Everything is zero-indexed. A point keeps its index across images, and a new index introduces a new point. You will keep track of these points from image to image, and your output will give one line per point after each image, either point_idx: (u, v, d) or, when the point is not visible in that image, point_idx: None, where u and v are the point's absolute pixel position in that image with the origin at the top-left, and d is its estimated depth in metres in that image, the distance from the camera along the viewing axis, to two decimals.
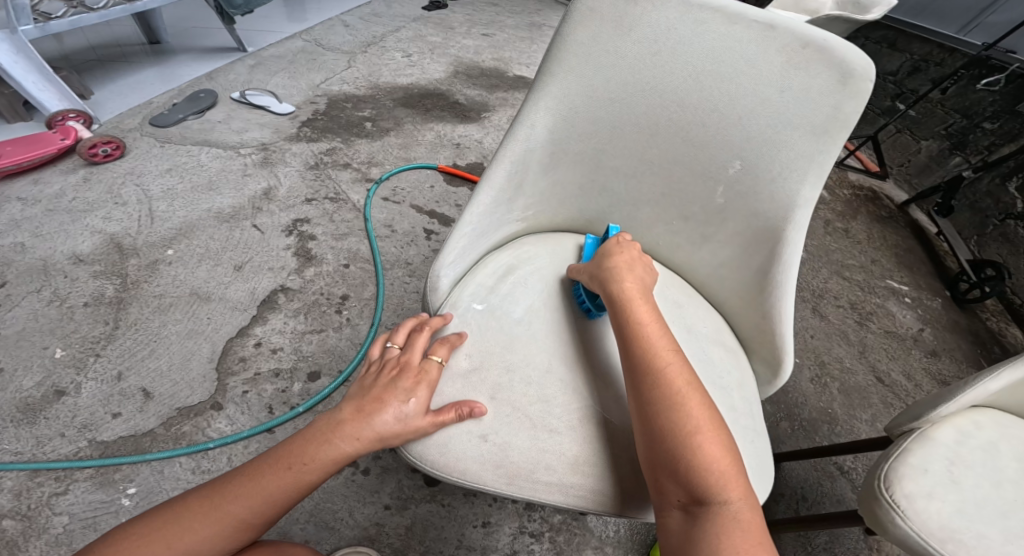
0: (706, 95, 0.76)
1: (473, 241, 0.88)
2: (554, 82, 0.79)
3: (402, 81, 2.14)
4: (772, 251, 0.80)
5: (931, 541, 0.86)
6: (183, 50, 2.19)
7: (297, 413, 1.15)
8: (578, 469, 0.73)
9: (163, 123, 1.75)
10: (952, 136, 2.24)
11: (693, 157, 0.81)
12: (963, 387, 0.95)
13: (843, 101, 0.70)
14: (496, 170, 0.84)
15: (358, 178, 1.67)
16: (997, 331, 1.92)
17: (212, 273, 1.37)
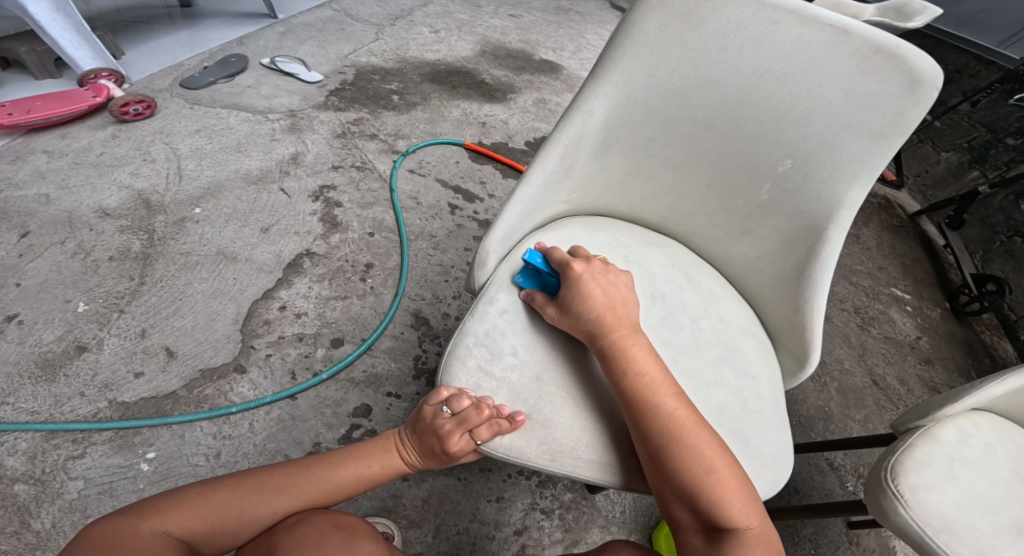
0: (765, 93, 0.76)
1: (519, 222, 0.87)
2: (619, 71, 0.78)
3: (429, 57, 2.13)
4: (811, 250, 0.82)
5: (926, 530, 0.89)
6: (213, 13, 2.18)
7: (322, 380, 1.17)
8: (616, 448, 0.77)
9: (194, 85, 1.75)
10: (973, 150, 2.24)
11: (745, 152, 0.82)
12: (970, 389, 0.98)
13: (906, 108, 0.70)
14: (548, 154, 0.82)
15: (385, 150, 1.67)
16: (989, 344, 1.95)
17: (239, 234, 1.38)
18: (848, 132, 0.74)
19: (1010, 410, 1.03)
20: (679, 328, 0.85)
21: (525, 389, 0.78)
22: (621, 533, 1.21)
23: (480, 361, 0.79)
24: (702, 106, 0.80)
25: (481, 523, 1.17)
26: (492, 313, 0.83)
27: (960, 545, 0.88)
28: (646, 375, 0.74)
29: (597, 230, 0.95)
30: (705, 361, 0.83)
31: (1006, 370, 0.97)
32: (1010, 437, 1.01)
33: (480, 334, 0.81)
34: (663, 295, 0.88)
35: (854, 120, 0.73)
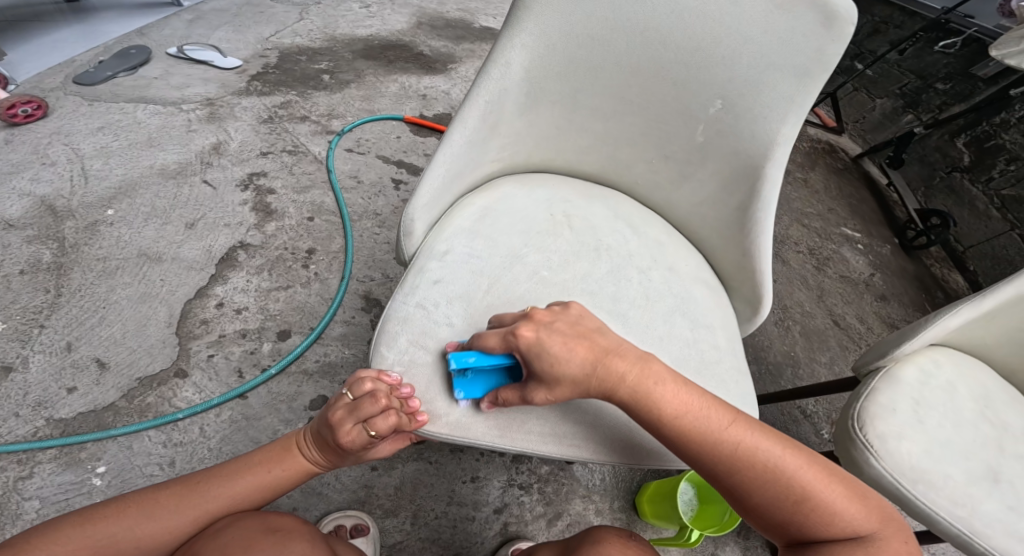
0: (687, 32, 0.70)
1: (448, 185, 0.77)
2: (533, 19, 0.70)
3: (361, 33, 2.02)
4: (751, 189, 0.77)
5: (902, 481, 0.88)
6: (107, 6, 1.98)
7: (270, 375, 1.09)
8: (567, 413, 0.71)
9: (89, 81, 1.59)
10: (906, 96, 2.28)
11: (675, 96, 0.75)
12: (924, 325, 0.98)
13: (825, 43, 0.66)
14: (469, 110, 0.73)
15: (318, 131, 1.57)
16: (940, 277, 2.00)
17: (162, 232, 1.27)
18: (772, 69, 0.69)
19: (965, 343, 1.05)
20: (626, 280, 0.79)
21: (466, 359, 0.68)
22: (604, 501, 1.18)
23: (413, 336, 0.69)
24: (625, 51, 0.73)
25: (459, 505, 1.12)
26: (426, 280, 0.73)
27: (937, 496, 0.87)
28: (679, 408, 0.64)
29: (535, 187, 0.86)
30: (656, 313, 0.77)
31: (957, 302, 0.98)
32: (969, 371, 1.02)
33: (411, 304, 0.71)
34: (610, 248, 0.81)
35: (777, 58, 0.68)
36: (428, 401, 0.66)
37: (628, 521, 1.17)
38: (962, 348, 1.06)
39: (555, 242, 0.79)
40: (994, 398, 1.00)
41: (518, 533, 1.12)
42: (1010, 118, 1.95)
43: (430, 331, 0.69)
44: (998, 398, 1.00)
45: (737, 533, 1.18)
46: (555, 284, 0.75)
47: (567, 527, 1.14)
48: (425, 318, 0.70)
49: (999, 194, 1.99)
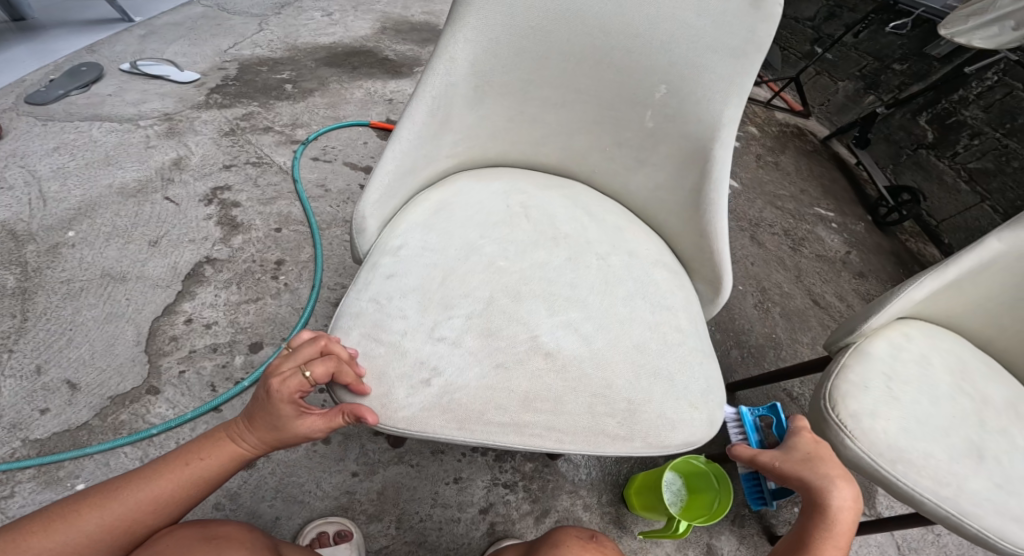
0: (626, 17, 0.70)
1: (399, 181, 0.77)
2: (473, 14, 0.69)
3: (324, 40, 2.01)
4: (703, 170, 0.78)
5: (880, 461, 0.88)
6: (55, 24, 1.94)
7: (244, 388, 1.08)
8: (528, 403, 0.66)
9: (41, 100, 1.56)
10: (866, 78, 2.35)
11: (620, 83, 0.76)
12: (890, 299, 1.00)
13: (757, 24, 0.67)
14: (415, 108, 0.73)
15: (282, 141, 1.56)
16: (916, 252, 2.02)
17: (124, 251, 1.25)
18: (710, 52, 0.70)
19: (934, 314, 1.06)
20: (586, 268, 0.78)
21: (421, 352, 0.66)
22: (591, 495, 1.18)
23: (365, 329, 0.67)
24: (567, 38, 0.72)
25: (444, 507, 1.11)
26: (380, 276, 0.72)
27: (919, 476, 0.87)
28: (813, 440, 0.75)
29: (491, 180, 0.86)
30: (616, 297, 0.76)
31: (920, 275, 0.99)
32: (940, 343, 1.03)
33: (364, 299, 0.70)
34: (567, 236, 0.80)
35: (714, 41, 0.69)
36: (382, 396, 0.64)
37: (617, 515, 1.16)
38: (933, 320, 1.07)
39: (511, 232, 0.78)
40: (967, 369, 1.01)
41: (505, 532, 1.11)
42: (968, 95, 2.01)
43: (384, 325, 0.68)
44: (971, 369, 1.01)
45: (729, 521, 1.18)
46: (513, 273, 0.73)
47: (554, 524, 1.13)
48: (377, 311, 0.69)
49: (965, 167, 2.01)
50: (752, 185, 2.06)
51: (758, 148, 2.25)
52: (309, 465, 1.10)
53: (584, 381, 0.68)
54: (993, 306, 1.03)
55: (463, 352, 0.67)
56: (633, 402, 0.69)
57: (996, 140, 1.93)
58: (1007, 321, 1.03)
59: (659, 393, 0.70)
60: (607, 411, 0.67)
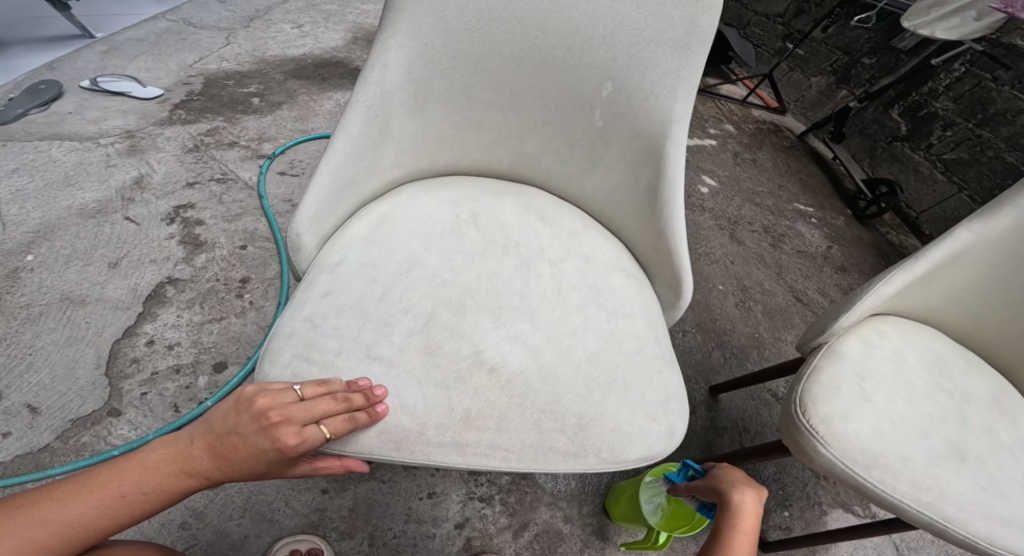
0: (565, 15, 0.70)
1: (338, 194, 0.75)
2: (405, 18, 0.68)
3: (293, 53, 2.01)
4: (656, 167, 0.76)
5: (854, 467, 0.78)
6: (13, 41, 1.92)
7: (206, 407, 1.06)
8: (468, 424, 0.64)
9: None
10: (837, 72, 2.43)
11: (565, 82, 0.75)
12: (859, 295, 0.90)
13: (698, 14, 0.67)
14: (350, 117, 0.71)
15: (248, 156, 1.55)
16: (897, 244, 2.01)
17: (84, 273, 1.24)
18: (653, 46, 0.69)
19: (910, 307, 0.96)
20: (536, 275, 0.74)
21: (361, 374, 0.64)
22: (571, 508, 1.08)
23: (298, 349, 0.65)
24: (506, 39, 0.71)
25: (417, 523, 1.02)
26: (316, 294, 0.70)
27: (897, 482, 0.77)
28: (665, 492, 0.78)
29: (440, 190, 0.83)
30: (569, 306, 0.73)
31: (890, 268, 0.90)
32: (917, 340, 0.93)
33: (298, 319, 0.67)
34: (517, 245, 0.77)
35: (655, 34, 0.69)
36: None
37: (599, 525, 1.07)
38: (910, 315, 0.98)
39: (458, 242, 0.75)
40: (948, 367, 0.91)
41: (483, 548, 1.01)
42: (937, 86, 2.03)
43: (318, 343, 0.65)
44: (952, 366, 0.91)
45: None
46: (456, 284, 0.71)
47: (534, 538, 1.04)
48: (311, 331, 0.66)
49: (941, 158, 2.01)
50: (729, 183, 2.04)
51: (735, 146, 2.24)
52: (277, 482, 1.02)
53: (529, 396, 0.66)
54: (975, 298, 0.93)
55: (398, 373, 0.64)
56: (581, 416, 0.66)
57: (969, 130, 1.93)
58: (991, 314, 0.93)
59: (612, 406, 0.67)
60: (555, 426, 0.65)
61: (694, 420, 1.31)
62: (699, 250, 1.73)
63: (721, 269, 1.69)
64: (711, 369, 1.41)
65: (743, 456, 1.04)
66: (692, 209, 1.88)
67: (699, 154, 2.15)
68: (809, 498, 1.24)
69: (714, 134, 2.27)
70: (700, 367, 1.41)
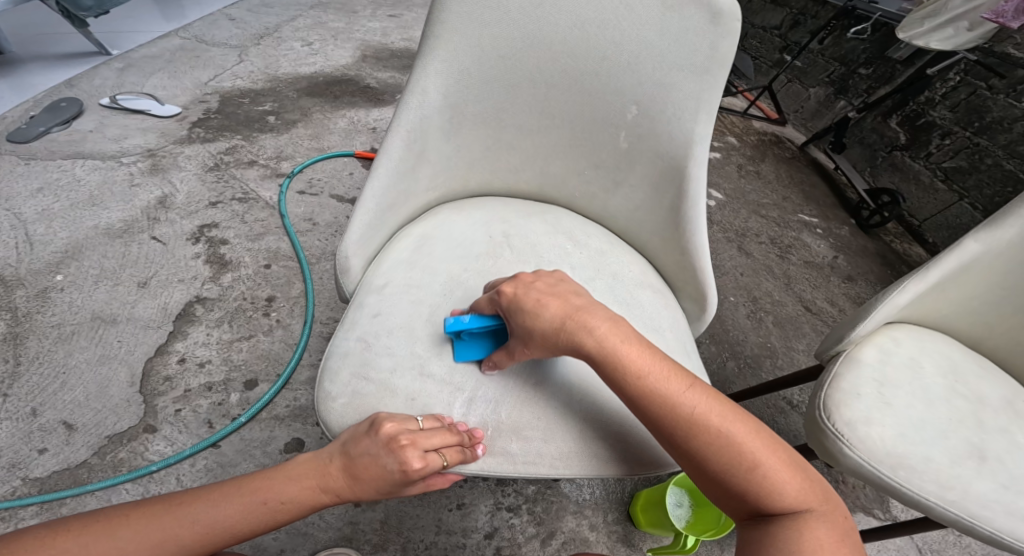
0: (591, 42, 0.72)
1: (381, 216, 0.78)
2: (443, 44, 0.71)
3: (305, 70, 2.05)
4: (679, 190, 0.78)
5: (880, 468, 0.80)
6: (30, 58, 1.95)
7: (241, 423, 1.09)
8: (517, 433, 0.67)
9: (22, 138, 1.58)
10: (834, 83, 2.48)
11: (590, 105, 0.77)
12: (876, 303, 0.93)
13: (718, 39, 0.68)
14: (392, 141, 0.74)
15: (267, 175, 1.59)
16: (902, 251, 2.05)
17: (114, 293, 1.27)
18: (676, 71, 0.71)
19: (924, 314, 0.99)
20: None
21: (411, 391, 0.67)
22: (596, 516, 1.11)
23: (354, 368, 0.69)
24: (536, 64, 0.74)
25: (447, 535, 1.05)
26: (364, 316, 0.73)
27: (923, 481, 0.80)
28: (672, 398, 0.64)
29: (473, 211, 0.86)
30: None
31: (903, 277, 0.93)
32: (931, 345, 0.96)
33: (349, 340, 0.71)
34: (550, 264, 0.81)
35: (676, 58, 0.70)
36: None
37: (624, 533, 1.10)
38: (923, 323, 1.00)
39: (492, 264, 0.79)
40: (962, 371, 0.93)
41: None
42: (934, 96, 2.08)
43: (366, 363, 0.69)
44: (965, 370, 0.94)
45: None
46: None
47: (561, 546, 1.06)
48: (364, 351, 0.70)
49: (941, 166, 2.05)
50: (735, 195, 2.08)
51: (739, 158, 2.29)
52: None
53: (573, 408, 0.69)
54: (984, 302, 0.95)
55: (445, 393, 0.68)
56: (619, 428, 0.69)
57: (967, 138, 1.97)
58: (999, 316, 0.96)
59: None
60: (599, 435, 0.69)
61: None
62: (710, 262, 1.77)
63: (731, 280, 1.73)
64: (727, 380, 1.44)
65: None
66: None
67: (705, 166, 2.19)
68: None
69: (717, 146, 2.32)
70: (715, 377, 1.44)
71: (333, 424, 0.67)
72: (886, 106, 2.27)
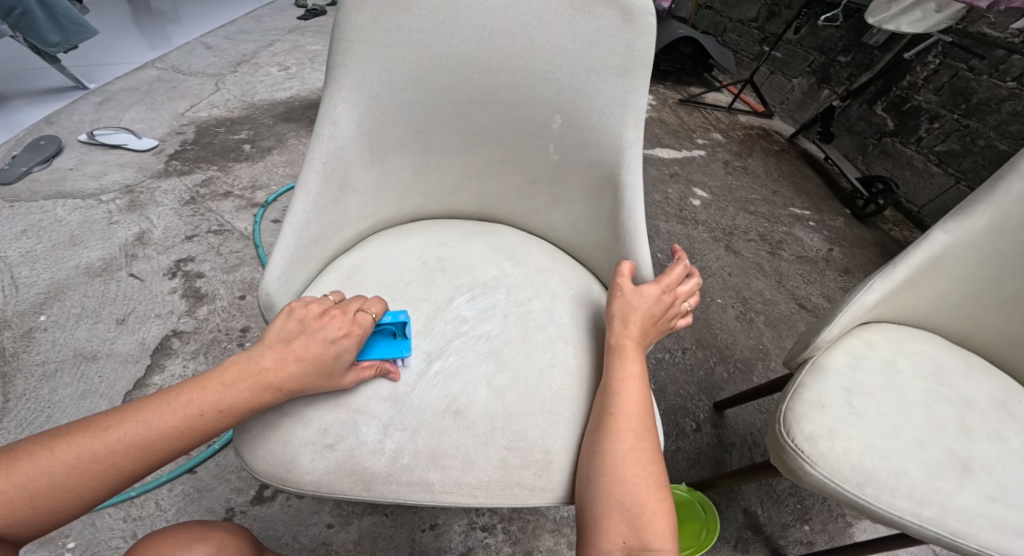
0: (504, 54, 0.71)
1: (308, 252, 0.76)
2: (347, 73, 0.71)
3: (280, 95, 2.08)
4: (616, 198, 0.76)
5: (846, 486, 0.77)
6: (13, 93, 2.01)
7: (215, 450, 1.11)
8: (436, 461, 0.65)
9: (5, 179, 1.61)
10: (817, 72, 2.44)
11: (516, 120, 0.76)
12: (842, 303, 0.89)
13: (632, 39, 0.67)
14: (308, 174, 0.73)
15: (243, 206, 1.60)
16: (901, 240, 1.99)
17: (94, 331, 1.28)
18: (595, 74, 0.70)
19: (900, 313, 0.95)
20: (502, 314, 0.76)
21: (325, 421, 0.66)
22: (576, 533, 1.08)
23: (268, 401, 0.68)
24: (449, 82, 0.73)
25: None
26: None
27: (894, 498, 0.76)
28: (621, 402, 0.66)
29: (411, 236, 0.85)
30: (535, 344, 0.73)
31: (871, 276, 0.89)
32: (909, 346, 0.91)
33: None
34: (486, 286, 0.79)
35: (593, 62, 0.69)
36: (288, 462, 0.65)
37: None
38: (902, 321, 0.96)
39: (426, 289, 0.78)
40: (945, 372, 0.89)
41: None
42: (916, 80, 2.04)
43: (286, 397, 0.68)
44: (948, 371, 0.89)
45: (731, 547, 1.15)
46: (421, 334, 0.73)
47: None
48: None
49: (932, 151, 1.99)
50: (721, 193, 2.05)
51: (725, 155, 2.25)
52: (286, 519, 1.05)
53: (494, 435, 0.67)
54: (963, 296, 0.91)
55: (360, 420, 0.66)
56: (547, 452, 0.67)
57: (956, 121, 1.91)
58: (982, 311, 0.91)
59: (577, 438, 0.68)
60: (521, 463, 0.66)
61: (699, 437, 1.30)
62: (695, 264, 1.73)
63: (719, 281, 1.69)
64: (715, 385, 1.41)
65: (742, 472, 1.04)
66: (685, 223, 1.89)
67: (690, 165, 2.16)
68: (830, 509, 1.23)
69: (702, 144, 2.29)
70: (703, 384, 1.41)
71: (250, 453, 0.66)
72: (869, 92, 2.23)
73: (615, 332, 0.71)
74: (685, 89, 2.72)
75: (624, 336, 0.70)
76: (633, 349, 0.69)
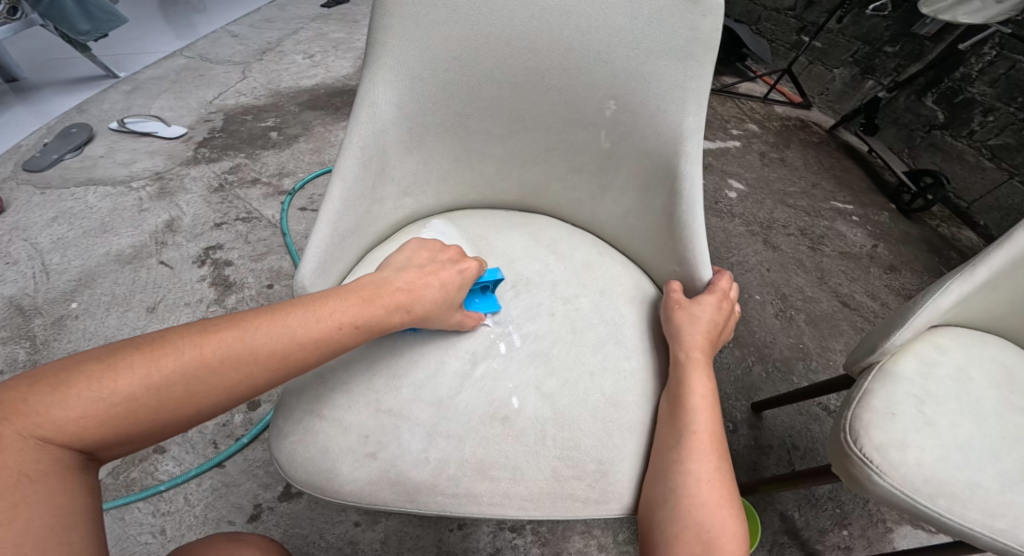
0: (557, 33, 0.66)
1: (343, 242, 0.72)
2: (387, 52, 0.66)
3: (306, 83, 2.06)
4: (671, 191, 0.71)
5: (916, 497, 0.71)
6: (45, 82, 2.03)
7: (243, 444, 1.08)
8: (482, 473, 0.62)
9: (38, 167, 1.62)
10: (860, 62, 2.33)
11: (565, 105, 0.71)
12: (916, 306, 0.82)
13: (699, 20, 0.62)
14: (343, 158, 0.69)
15: (270, 193, 1.59)
16: (950, 236, 1.89)
17: (124, 318, 1.27)
18: (656, 57, 0.65)
19: (971, 317, 0.88)
20: (550, 314, 0.72)
21: (366, 426, 0.63)
22: (608, 536, 1.04)
23: (308, 403, 0.65)
24: (494, 64, 0.68)
25: None
26: None
27: (967, 511, 0.70)
28: (697, 419, 0.62)
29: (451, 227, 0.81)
30: (585, 346, 0.69)
31: (946, 277, 0.82)
32: (981, 351, 0.85)
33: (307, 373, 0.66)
34: (531, 283, 0.75)
35: (654, 43, 0.64)
36: (328, 468, 0.62)
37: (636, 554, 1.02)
38: (972, 325, 0.89)
39: None
40: (1018, 380, 0.82)
41: None
42: (969, 71, 1.93)
43: (324, 401, 0.65)
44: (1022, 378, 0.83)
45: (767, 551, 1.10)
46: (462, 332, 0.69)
47: None
48: (319, 386, 0.65)
49: (986, 144, 1.89)
50: (759, 185, 1.97)
51: (761, 146, 2.16)
52: (312, 516, 1.03)
53: (545, 444, 0.63)
54: None
55: (405, 426, 0.63)
56: (601, 462, 0.63)
57: (1012, 114, 1.81)
58: None
59: (631, 447, 0.64)
60: (574, 474, 0.62)
61: (737, 439, 1.25)
62: (732, 259, 1.67)
63: (756, 276, 1.62)
64: (752, 385, 1.34)
65: (787, 482, 0.98)
66: (720, 216, 1.81)
67: (724, 155, 2.08)
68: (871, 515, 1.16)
69: (738, 135, 2.20)
70: (742, 384, 1.35)
71: (289, 458, 0.63)
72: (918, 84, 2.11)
73: (681, 343, 0.67)
74: (719, 79, 2.63)
75: (692, 348, 0.67)
76: (703, 361, 0.66)
